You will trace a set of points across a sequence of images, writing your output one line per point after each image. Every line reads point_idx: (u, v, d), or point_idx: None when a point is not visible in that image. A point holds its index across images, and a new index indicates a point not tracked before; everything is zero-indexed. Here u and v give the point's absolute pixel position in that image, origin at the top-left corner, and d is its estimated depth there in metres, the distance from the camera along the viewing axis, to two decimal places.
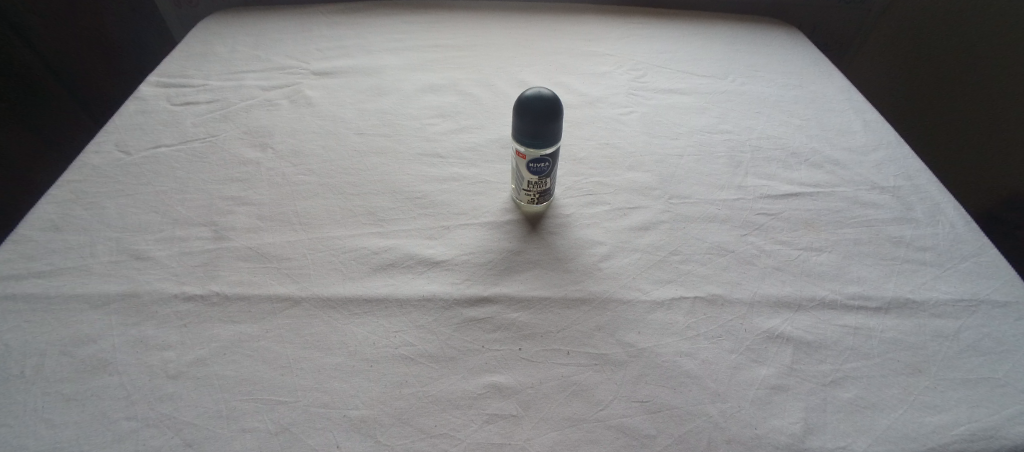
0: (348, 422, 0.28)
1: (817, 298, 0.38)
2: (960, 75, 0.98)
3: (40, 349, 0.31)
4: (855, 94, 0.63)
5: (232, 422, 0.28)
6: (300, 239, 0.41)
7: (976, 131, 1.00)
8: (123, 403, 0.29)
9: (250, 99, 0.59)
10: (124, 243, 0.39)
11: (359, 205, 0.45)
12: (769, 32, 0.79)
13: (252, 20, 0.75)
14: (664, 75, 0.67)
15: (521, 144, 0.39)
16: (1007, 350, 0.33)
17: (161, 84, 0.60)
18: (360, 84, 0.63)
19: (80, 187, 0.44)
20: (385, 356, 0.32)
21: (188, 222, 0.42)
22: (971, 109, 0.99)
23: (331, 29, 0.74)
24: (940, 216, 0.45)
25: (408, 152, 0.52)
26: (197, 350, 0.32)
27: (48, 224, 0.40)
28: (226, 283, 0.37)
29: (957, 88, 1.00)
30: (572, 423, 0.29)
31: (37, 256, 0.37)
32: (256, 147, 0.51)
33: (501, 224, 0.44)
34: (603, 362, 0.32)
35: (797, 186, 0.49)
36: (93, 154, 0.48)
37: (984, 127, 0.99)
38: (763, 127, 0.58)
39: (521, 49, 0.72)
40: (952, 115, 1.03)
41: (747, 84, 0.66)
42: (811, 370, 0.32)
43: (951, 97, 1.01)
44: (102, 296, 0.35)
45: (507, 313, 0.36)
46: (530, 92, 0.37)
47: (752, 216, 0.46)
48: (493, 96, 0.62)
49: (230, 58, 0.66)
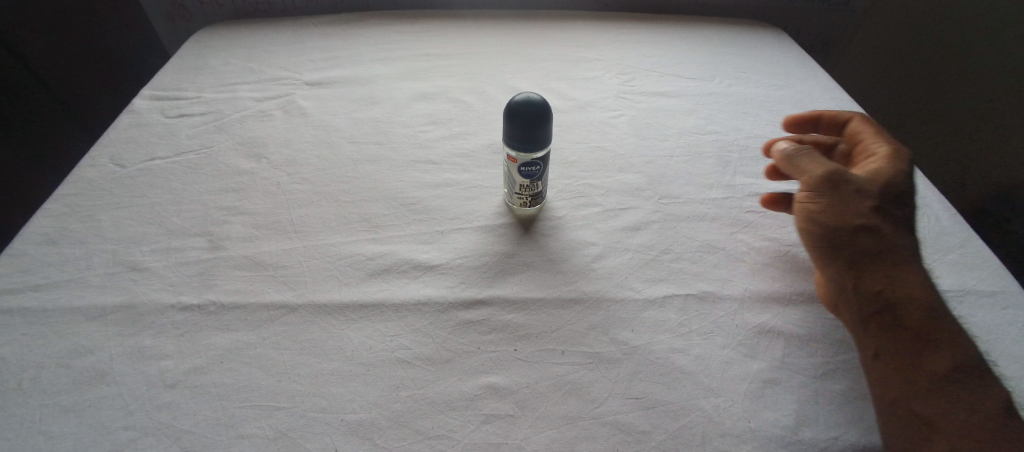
0: (346, 426, 0.29)
1: (806, 292, 0.38)
2: (961, 67, 0.95)
3: (36, 361, 0.31)
4: (839, 92, 0.65)
5: (231, 429, 0.28)
6: (296, 247, 0.41)
7: (974, 126, 0.97)
8: (121, 414, 0.29)
9: (244, 110, 0.59)
10: (121, 254, 0.40)
11: (355, 213, 0.45)
12: (754, 33, 0.80)
13: (245, 32, 0.76)
14: (651, 78, 0.68)
15: (512, 149, 0.39)
16: (994, 339, 0.34)
17: (155, 98, 0.60)
18: (352, 94, 0.63)
19: (75, 201, 0.45)
20: (382, 359, 0.32)
21: (184, 233, 0.42)
22: (972, 103, 0.96)
23: (323, 40, 0.75)
24: (926, 209, 0.46)
25: (402, 159, 0.53)
26: (195, 360, 0.32)
27: (44, 238, 0.41)
28: (223, 292, 0.37)
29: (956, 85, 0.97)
30: (568, 421, 0.29)
31: (33, 269, 0.38)
32: (251, 157, 0.52)
33: (495, 227, 0.44)
34: (597, 361, 0.33)
35: (785, 184, 0.50)
36: (89, 168, 0.49)
37: (984, 121, 0.96)
38: (750, 127, 0.59)
39: (511, 56, 0.73)
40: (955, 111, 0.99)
41: (733, 85, 0.67)
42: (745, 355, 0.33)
43: (951, 91, 0.98)
44: (99, 307, 0.35)
45: (502, 314, 0.36)
46: (519, 97, 0.37)
47: (742, 214, 0.46)
48: (483, 103, 0.63)
49: (223, 71, 0.67)
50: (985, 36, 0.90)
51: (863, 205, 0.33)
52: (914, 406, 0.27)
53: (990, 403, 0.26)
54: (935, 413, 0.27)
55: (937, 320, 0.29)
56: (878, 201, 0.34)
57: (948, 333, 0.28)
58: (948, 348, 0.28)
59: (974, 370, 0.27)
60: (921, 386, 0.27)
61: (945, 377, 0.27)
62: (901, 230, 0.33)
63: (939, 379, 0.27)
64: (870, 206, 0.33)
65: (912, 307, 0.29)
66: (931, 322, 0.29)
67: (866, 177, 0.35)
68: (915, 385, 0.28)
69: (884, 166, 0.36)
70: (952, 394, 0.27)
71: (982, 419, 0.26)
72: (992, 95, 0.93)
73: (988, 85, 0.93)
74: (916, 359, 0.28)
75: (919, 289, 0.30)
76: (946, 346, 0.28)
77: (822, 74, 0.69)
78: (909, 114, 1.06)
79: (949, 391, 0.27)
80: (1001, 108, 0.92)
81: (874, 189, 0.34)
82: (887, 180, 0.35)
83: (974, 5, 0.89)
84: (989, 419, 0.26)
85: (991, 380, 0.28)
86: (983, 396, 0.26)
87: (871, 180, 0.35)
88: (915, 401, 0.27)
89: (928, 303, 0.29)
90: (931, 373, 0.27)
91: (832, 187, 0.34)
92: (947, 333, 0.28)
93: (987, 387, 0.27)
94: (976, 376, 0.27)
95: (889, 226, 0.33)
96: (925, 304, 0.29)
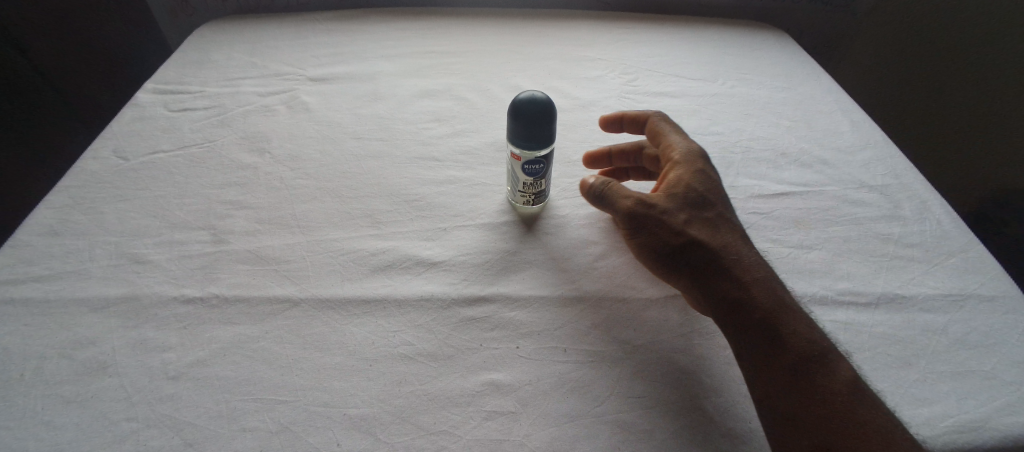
0: (349, 420, 0.29)
1: (808, 294, 0.38)
2: (960, 68, 0.95)
3: (39, 352, 0.31)
4: (842, 95, 0.65)
5: (233, 422, 0.28)
6: (299, 241, 0.41)
7: (975, 128, 0.97)
8: (123, 405, 0.29)
9: (247, 105, 0.59)
10: (123, 247, 0.40)
11: (358, 209, 0.45)
12: (757, 35, 0.80)
13: (249, 27, 0.76)
14: (655, 78, 0.68)
15: (516, 147, 0.39)
16: (993, 343, 0.34)
17: (159, 92, 0.60)
18: (355, 90, 0.63)
19: (78, 193, 0.45)
20: (384, 355, 0.33)
21: (187, 226, 0.42)
22: (972, 104, 0.96)
23: (326, 36, 0.75)
24: (927, 212, 0.46)
25: (405, 156, 0.53)
26: (197, 353, 0.32)
27: (47, 229, 0.41)
28: (225, 286, 0.37)
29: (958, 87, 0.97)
30: (570, 419, 0.29)
31: (35, 260, 0.38)
32: (254, 152, 0.52)
33: (498, 225, 0.44)
34: (599, 359, 0.33)
35: (787, 186, 0.50)
36: (92, 160, 0.49)
37: (985, 122, 0.95)
38: (753, 129, 0.59)
39: (515, 55, 0.73)
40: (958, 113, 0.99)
41: (737, 87, 0.67)
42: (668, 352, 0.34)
43: (951, 93, 0.98)
44: (101, 299, 0.35)
45: (505, 311, 0.36)
46: (524, 95, 0.37)
47: (744, 215, 0.46)
48: (487, 100, 0.63)
49: (227, 65, 0.67)
50: (984, 37, 0.90)
51: (678, 219, 0.36)
52: (777, 404, 0.28)
53: (833, 388, 0.28)
54: (796, 411, 0.27)
55: (763, 312, 0.31)
56: (692, 211, 0.36)
57: (781, 323, 0.30)
58: (779, 340, 0.30)
59: (815, 354, 0.29)
60: (774, 385, 0.29)
61: (788, 369, 0.29)
62: (720, 230, 0.36)
63: (785, 375, 0.29)
64: (684, 218, 0.36)
65: (740, 312, 0.31)
66: (760, 316, 0.31)
67: (681, 188, 0.38)
68: (766, 386, 0.29)
69: (696, 171, 0.39)
70: (801, 385, 0.28)
71: (833, 408, 0.27)
72: (994, 97, 0.93)
73: (989, 85, 0.92)
74: (763, 363, 0.29)
75: (741, 287, 0.32)
76: (781, 337, 0.30)
77: (825, 76, 0.69)
78: (911, 117, 1.06)
79: (799, 384, 0.28)
80: (1004, 109, 0.92)
81: (687, 199, 0.37)
82: (701, 187, 0.38)
83: (977, 8, 0.89)
84: (835, 406, 0.27)
85: (839, 360, 0.29)
86: (828, 381, 0.28)
87: (686, 191, 0.37)
88: (774, 402, 0.28)
89: (756, 298, 0.31)
90: (778, 370, 0.29)
91: (649, 212, 0.36)
92: (780, 323, 0.30)
93: (831, 371, 0.28)
94: (819, 363, 0.29)
95: (707, 234, 0.35)
96: (750, 302, 0.31)
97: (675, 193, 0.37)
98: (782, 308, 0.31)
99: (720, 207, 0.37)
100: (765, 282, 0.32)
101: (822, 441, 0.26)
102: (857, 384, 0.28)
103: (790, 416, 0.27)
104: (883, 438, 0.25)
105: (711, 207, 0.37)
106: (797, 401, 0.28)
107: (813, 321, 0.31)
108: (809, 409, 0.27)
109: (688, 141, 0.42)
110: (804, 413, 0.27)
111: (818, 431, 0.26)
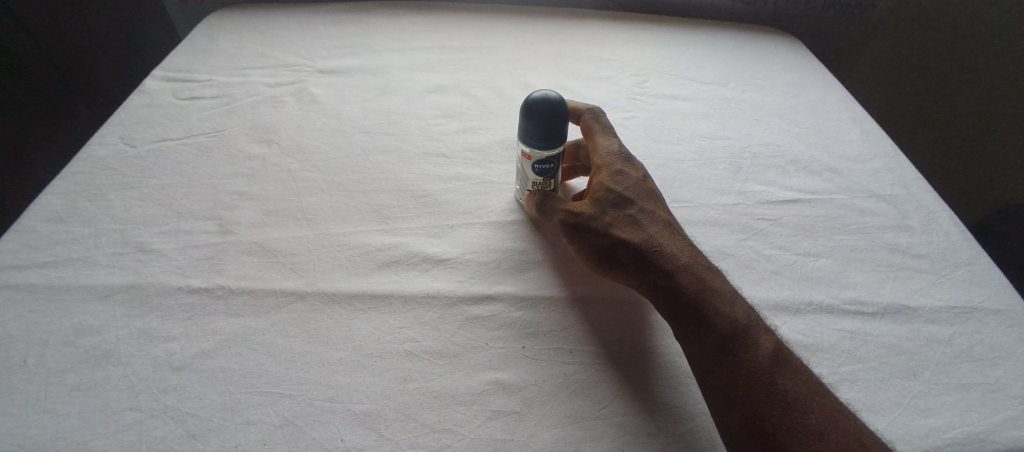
0: (353, 416, 0.29)
1: (815, 303, 0.38)
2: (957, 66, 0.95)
3: (43, 339, 0.31)
4: (852, 103, 0.65)
5: (236, 414, 0.28)
6: (305, 235, 0.41)
7: (974, 128, 0.95)
8: (127, 394, 0.29)
9: (255, 95, 0.59)
10: (130, 235, 0.39)
11: (365, 203, 0.45)
12: (769, 40, 0.80)
13: (259, 17, 0.76)
14: (665, 81, 0.68)
15: (527, 146, 0.39)
16: (999, 356, 0.34)
17: (167, 79, 0.60)
18: (365, 83, 0.63)
19: (85, 179, 0.44)
20: (389, 351, 0.32)
21: (194, 216, 0.42)
22: (972, 105, 0.95)
23: (336, 28, 0.74)
24: (935, 224, 0.46)
25: (414, 151, 0.53)
26: (201, 343, 0.32)
27: (52, 215, 0.40)
28: (231, 277, 0.37)
29: (961, 94, 0.96)
30: (574, 421, 0.29)
31: (41, 246, 0.38)
32: (262, 142, 0.52)
33: (505, 223, 0.44)
34: (603, 362, 0.33)
35: (796, 192, 0.50)
36: (98, 146, 0.48)
37: (984, 122, 0.93)
38: (762, 134, 0.59)
39: (525, 52, 0.73)
40: (960, 120, 0.97)
41: (747, 91, 0.67)
42: (677, 356, 0.34)
43: (950, 92, 0.97)
44: (106, 287, 0.35)
45: (512, 311, 0.36)
46: (536, 93, 0.37)
47: (752, 221, 0.46)
48: (496, 98, 0.63)
49: (236, 54, 0.66)
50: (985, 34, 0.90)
51: (604, 222, 0.37)
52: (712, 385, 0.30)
53: (755, 365, 0.29)
54: (729, 387, 0.29)
55: (684, 298, 0.33)
56: (615, 212, 0.38)
57: (703, 306, 0.32)
58: (703, 323, 0.31)
59: (737, 331, 0.30)
60: (708, 367, 0.30)
61: (721, 350, 0.30)
62: (643, 226, 0.37)
63: (716, 356, 0.30)
64: (607, 221, 0.37)
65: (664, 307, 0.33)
66: (683, 301, 0.33)
67: (604, 189, 0.39)
68: (702, 367, 0.31)
69: (616, 172, 0.41)
70: (731, 363, 0.30)
71: (760, 385, 0.28)
72: (996, 104, 0.91)
73: (989, 86, 0.91)
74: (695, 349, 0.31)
75: (665, 278, 0.34)
76: (706, 319, 0.31)
77: (836, 84, 0.69)
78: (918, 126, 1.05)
79: (728, 361, 0.30)
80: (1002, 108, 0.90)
81: (611, 200, 0.38)
82: (623, 186, 0.40)
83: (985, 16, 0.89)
84: (763, 378, 0.28)
85: (761, 333, 0.31)
86: (751, 355, 0.29)
87: (609, 192, 0.39)
88: (711, 385, 0.30)
89: (679, 286, 0.33)
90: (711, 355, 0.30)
91: (578, 220, 0.38)
92: (702, 307, 0.32)
93: (755, 349, 0.30)
94: (743, 340, 0.30)
95: (630, 231, 0.37)
96: (672, 292, 0.33)
97: (599, 196, 0.39)
98: (702, 292, 0.33)
99: (643, 202, 0.39)
100: (685, 269, 0.34)
101: (756, 413, 0.28)
102: (778, 354, 0.30)
103: (726, 393, 0.29)
104: (804, 404, 0.27)
105: (633, 203, 0.39)
106: (729, 377, 0.29)
107: (733, 298, 0.33)
108: (741, 384, 0.29)
109: (611, 143, 0.43)
110: (739, 389, 0.29)
111: (751, 404, 0.28)
